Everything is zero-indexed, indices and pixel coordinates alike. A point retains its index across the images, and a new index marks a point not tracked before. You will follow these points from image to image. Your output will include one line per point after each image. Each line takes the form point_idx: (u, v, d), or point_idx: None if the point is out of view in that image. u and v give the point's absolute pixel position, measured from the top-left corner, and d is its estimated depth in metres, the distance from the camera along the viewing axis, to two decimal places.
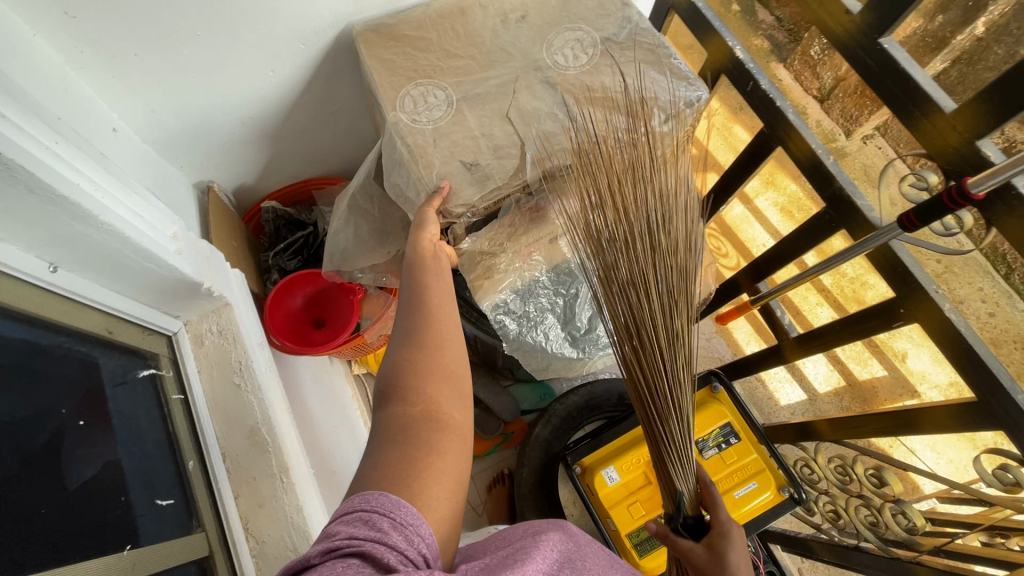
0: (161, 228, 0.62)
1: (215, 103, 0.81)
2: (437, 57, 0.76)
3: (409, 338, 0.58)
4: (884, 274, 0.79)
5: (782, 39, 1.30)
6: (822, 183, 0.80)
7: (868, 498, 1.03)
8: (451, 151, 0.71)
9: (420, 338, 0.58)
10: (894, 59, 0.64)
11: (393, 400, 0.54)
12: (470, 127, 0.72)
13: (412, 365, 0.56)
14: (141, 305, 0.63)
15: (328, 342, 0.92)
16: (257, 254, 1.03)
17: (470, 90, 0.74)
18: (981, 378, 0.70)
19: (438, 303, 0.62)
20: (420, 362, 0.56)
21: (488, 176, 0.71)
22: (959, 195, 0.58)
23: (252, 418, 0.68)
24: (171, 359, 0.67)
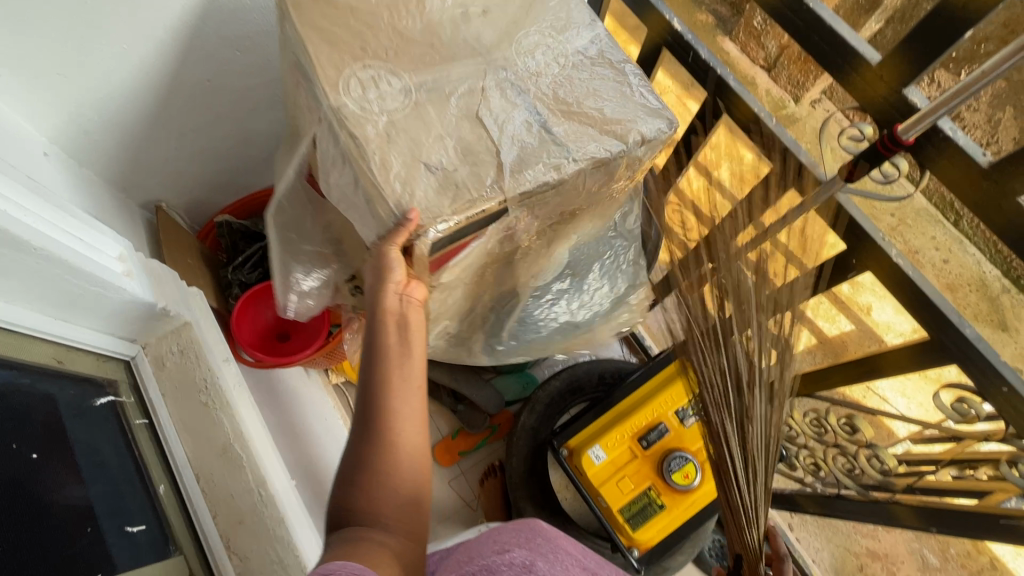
0: (103, 249, 0.59)
1: (153, 117, 0.78)
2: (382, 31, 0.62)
3: (361, 416, 0.53)
4: (834, 227, 0.81)
5: (725, 13, 1.33)
6: (768, 145, 0.83)
7: (844, 446, 1.06)
8: (409, 150, 0.57)
9: (372, 416, 0.53)
10: (820, 16, 0.65)
11: (340, 497, 0.49)
12: (432, 123, 0.58)
13: (360, 449, 0.51)
14: (92, 332, 0.61)
15: (299, 353, 0.91)
16: (216, 271, 0.99)
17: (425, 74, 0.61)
18: (933, 317, 0.73)
19: (398, 378, 0.55)
20: (368, 448, 0.51)
21: (459, 186, 0.57)
22: (890, 141, 0.60)
23: (223, 435, 0.66)
24: (130, 385, 0.66)
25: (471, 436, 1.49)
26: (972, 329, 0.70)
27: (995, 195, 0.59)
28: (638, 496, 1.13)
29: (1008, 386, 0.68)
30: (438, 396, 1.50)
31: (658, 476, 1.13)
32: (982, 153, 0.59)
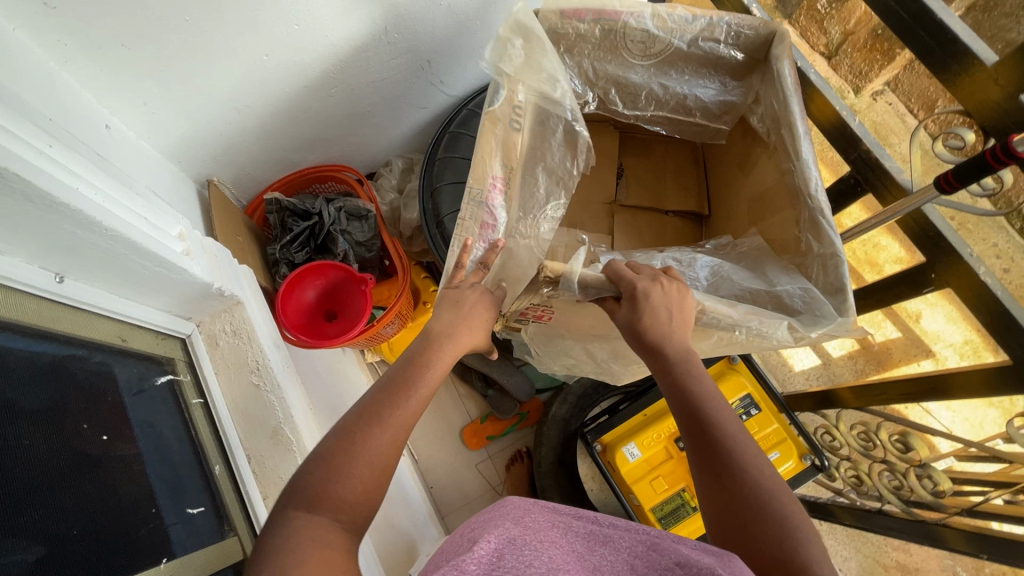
0: (166, 230, 0.60)
1: (207, 95, 0.79)
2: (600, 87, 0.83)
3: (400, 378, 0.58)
4: (913, 238, 0.75)
5: None
6: (847, 147, 0.78)
7: (892, 463, 1.01)
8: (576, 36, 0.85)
9: (377, 410, 0.54)
10: (930, 9, 0.60)
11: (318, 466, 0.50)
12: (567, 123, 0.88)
13: (350, 436, 0.52)
14: (151, 309, 0.62)
15: (343, 334, 0.91)
16: (263, 247, 1.00)
17: (654, 53, 0.77)
18: (1017, 343, 0.67)
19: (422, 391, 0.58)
20: (366, 432, 0.52)
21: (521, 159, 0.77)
22: (1003, 153, 0.55)
23: (275, 417, 0.67)
24: (187, 363, 0.66)
25: (500, 421, 1.51)
26: None
27: None
28: (671, 497, 1.11)
29: None
30: (470, 379, 1.50)
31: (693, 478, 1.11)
32: None
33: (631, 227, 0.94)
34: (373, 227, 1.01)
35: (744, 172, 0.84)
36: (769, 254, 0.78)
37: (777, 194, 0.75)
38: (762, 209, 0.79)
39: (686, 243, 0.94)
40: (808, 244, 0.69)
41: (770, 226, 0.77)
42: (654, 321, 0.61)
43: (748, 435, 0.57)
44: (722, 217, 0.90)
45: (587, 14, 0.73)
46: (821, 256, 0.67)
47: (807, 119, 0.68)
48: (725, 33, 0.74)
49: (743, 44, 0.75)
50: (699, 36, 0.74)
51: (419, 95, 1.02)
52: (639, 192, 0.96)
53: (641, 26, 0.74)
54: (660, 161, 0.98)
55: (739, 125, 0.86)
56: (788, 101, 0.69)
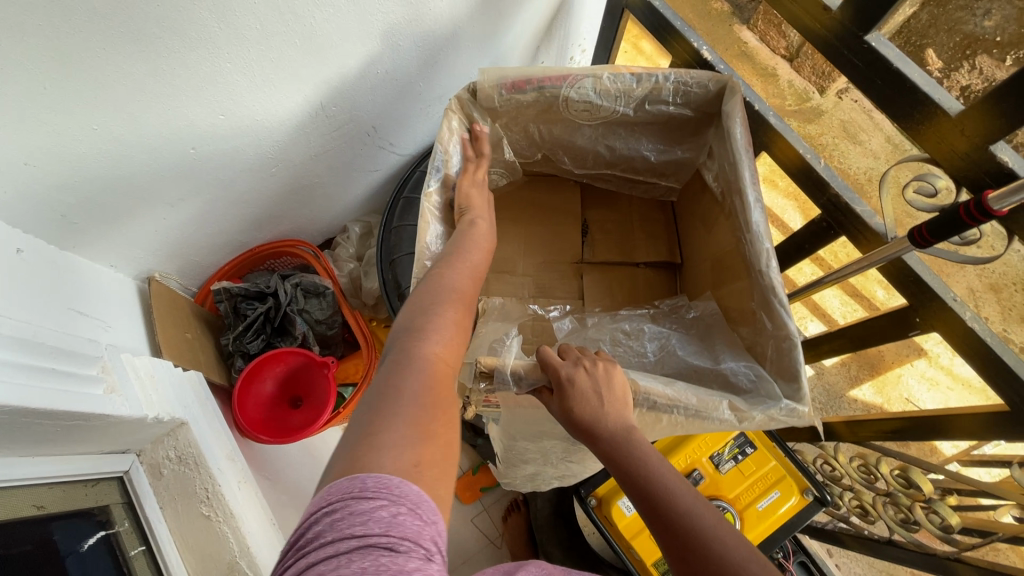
0: (83, 371, 0.55)
1: (135, 195, 0.73)
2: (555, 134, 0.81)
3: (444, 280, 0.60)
4: (894, 281, 0.71)
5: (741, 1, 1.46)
6: (815, 190, 0.74)
7: (896, 497, 0.97)
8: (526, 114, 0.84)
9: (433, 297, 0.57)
10: (885, 58, 0.57)
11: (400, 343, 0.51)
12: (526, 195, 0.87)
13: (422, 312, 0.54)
14: (77, 457, 0.56)
15: (309, 425, 0.86)
16: (216, 338, 0.94)
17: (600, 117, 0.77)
18: (1013, 389, 0.64)
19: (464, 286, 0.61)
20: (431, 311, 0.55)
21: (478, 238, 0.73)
22: (978, 210, 0.51)
23: (228, 551, 0.62)
24: (126, 505, 0.60)
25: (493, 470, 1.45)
26: None
27: None
28: None
29: None
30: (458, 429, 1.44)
31: None
32: None
33: (601, 285, 0.90)
34: (331, 304, 0.97)
35: (707, 230, 0.81)
36: (730, 323, 0.75)
37: (735, 259, 0.73)
38: (723, 273, 0.76)
39: (660, 295, 0.90)
40: (762, 319, 0.66)
41: (730, 293, 0.74)
42: (584, 407, 0.55)
43: (706, 505, 0.51)
44: (693, 270, 0.86)
45: (528, 84, 0.71)
46: (775, 337, 0.63)
47: (757, 184, 0.66)
48: (672, 90, 0.72)
49: (692, 101, 0.73)
50: (648, 95, 0.73)
51: (368, 159, 0.97)
52: (606, 247, 0.91)
53: (582, 96, 0.73)
54: (626, 211, 0.94)
55: (693, 179, 0.85)
56: (739, 165, 0.67)
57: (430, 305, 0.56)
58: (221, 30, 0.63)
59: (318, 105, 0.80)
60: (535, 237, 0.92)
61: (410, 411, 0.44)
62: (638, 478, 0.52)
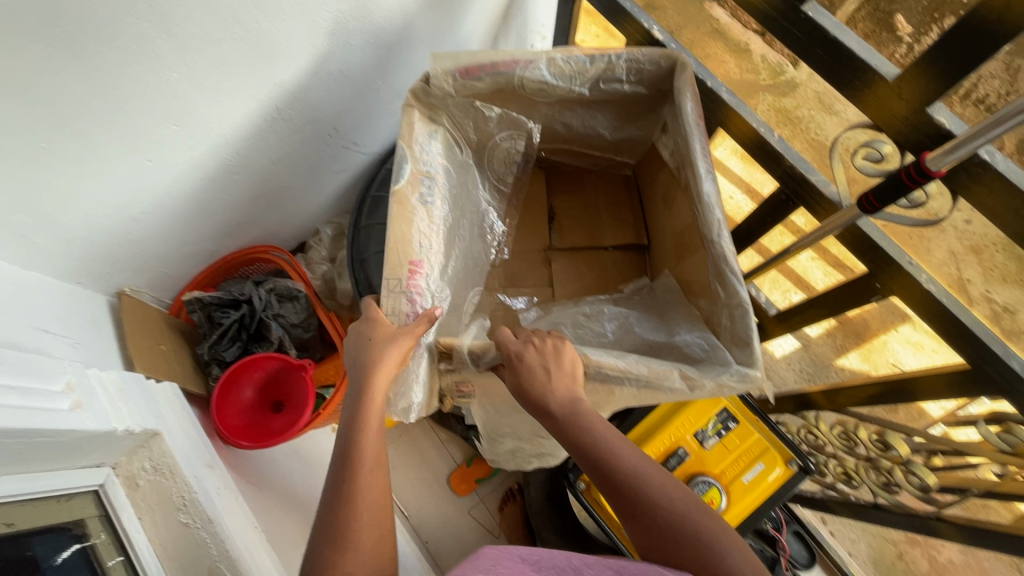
0: (49, 388, 0.56)
1: (94, 210, 0.73)
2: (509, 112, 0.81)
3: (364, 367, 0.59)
4: (852, 249, 0.72)
5: None
6: (771, 162, 0.74)
7: (876, 461, 0.99)
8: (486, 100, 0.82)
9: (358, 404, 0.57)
10: (822, 26, 0.57)
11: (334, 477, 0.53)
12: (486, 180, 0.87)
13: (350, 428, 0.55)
14: (49, 473, 0.57)
15: (289, 429, 0.87)
16: (193, 348, 0.95)
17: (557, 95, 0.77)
18: (972, 346, 0.65)
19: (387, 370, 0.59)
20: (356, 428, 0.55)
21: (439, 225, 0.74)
22: (917, 172, 0.52)
23: (208, 555, 0.63)
24: (102, 517, 0.61)
25: (486, 462, 1.47)
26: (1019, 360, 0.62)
27: None
28: None
29: None
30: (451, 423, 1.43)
31: None
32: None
33: (569, 270, 0.90)
34: (306, 307, 0.97)
35: (667, 208, 0.82)
36: (690, 297, 0.75)
37: (690, 232, 0.74)
38: (683, 249, 0.77)
39: (630, 277, 0.90)
40: (716, 292, 0.66)
41: (688, 268, 0.75)
42: (532, 381, 0.58)
43: (651, 465, 0.54)
44: (659, 249, 0.87)
45: (481, 70, 0.70)
46: (728, 306, 0.64)
47: (707, 155, 0.66)
48: (625, 68, 0.72)
49: (645, 77, 0.73)
50: (600, 75, 0.73)
51: (332, 160, 0.97)
52: (573, 232, 0.92)
53: (536, 78, 0.73)
54: (591, 194, 0.94)
55: (652, 153, 0.86)
56: (690, 139, 0.67)
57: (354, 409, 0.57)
58: (163, 41, 0.62)
59: (274, 109, 0.80)
60: (501, 226, 0.93)
61: (353, 507, 0.51)
62: (585, 444, 0.54)
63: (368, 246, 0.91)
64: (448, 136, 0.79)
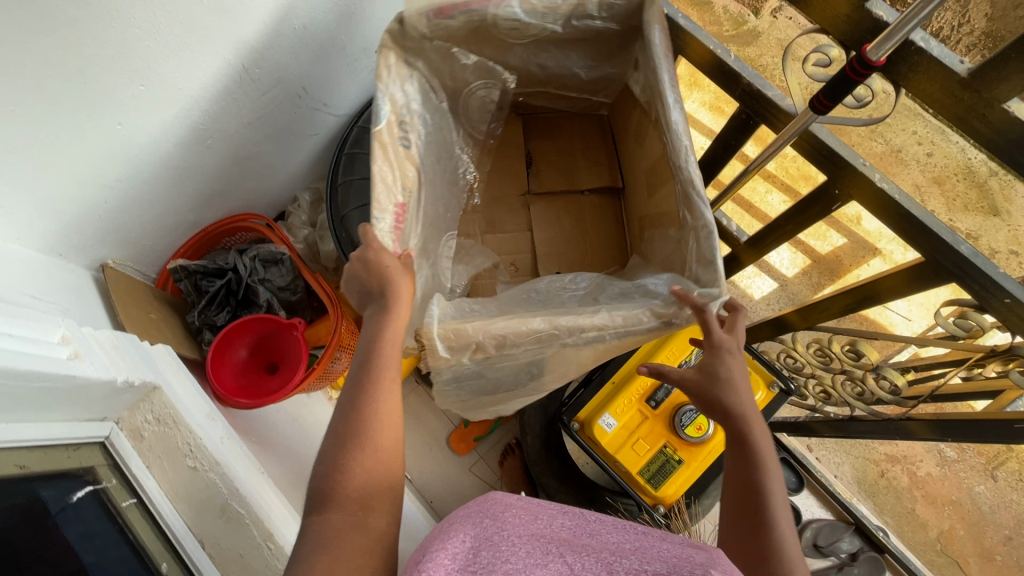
0: (47, 340, 0.58)
1: (69, 179, 0.73)
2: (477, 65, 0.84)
3: (368, 332, 0.59)
4: (811, 159, 0.76)
5: None
6: (730, 83, 0.77)
7: (850, 372, 1.04)
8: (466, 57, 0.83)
9: (357, 371, 0.57)
10: None
11: (332, 437, 0.53)
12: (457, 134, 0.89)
13: (353, 392, 0.55)
14: (57, 423, 0.59)
15: (286, 385, 0.89)
16: (183, 318, 0.96)
17: (523, 40, 0.80)
18: (925, 239, 0.69)
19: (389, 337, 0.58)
20: (360, 390, 0.55)
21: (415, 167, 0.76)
22: (860, 66, 0.56)
23: (219, 494, 0.65)
24: (111, 466, 0.64)
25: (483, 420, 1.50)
26: (967, 246, 0.67)
27: (977, 106, 0.54)
28: (655, 455, 1.12)
29: (1011, 298, 0.64)
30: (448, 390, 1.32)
31: (671, 432, 1.12)
32: (959, 61, 0.53)
33: (547, 214, 0.93)
34: (291, 269, 0.98)
35: (640, 143, 0.85)
36: (661, 229, 0.79)
37: (662, 165, 0.77)
38: (657, 182, 0.79)
39: (607, 218, 0.94)
40: (687, 219, 0.69)
41: (661, 201, 0.78)
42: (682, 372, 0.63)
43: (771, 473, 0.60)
44: (632, 186, 0.90)
45: (454, 9, 0.72)
46: (695, 229, 0.66)
47: (675, 86, 0.69)
48: (597, 4, 0.75)
49: (617, 14, 0.76)
50: (571, 12, 0.76)
51: (304, 122, 0.98)
52: (551, 179, 0.94)
53: (509, 16, 0.75)
54: (568, 139, 0.97)
55: (623, 95, 0.89)
56: (659, 69, 0.70)
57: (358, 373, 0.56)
58: None
59: (240, 68, 0.81)
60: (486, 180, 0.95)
61: (357, 452, 0.52)
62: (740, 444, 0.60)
63: (347, 203, 0.93)
64: (426, 82, 0.80)
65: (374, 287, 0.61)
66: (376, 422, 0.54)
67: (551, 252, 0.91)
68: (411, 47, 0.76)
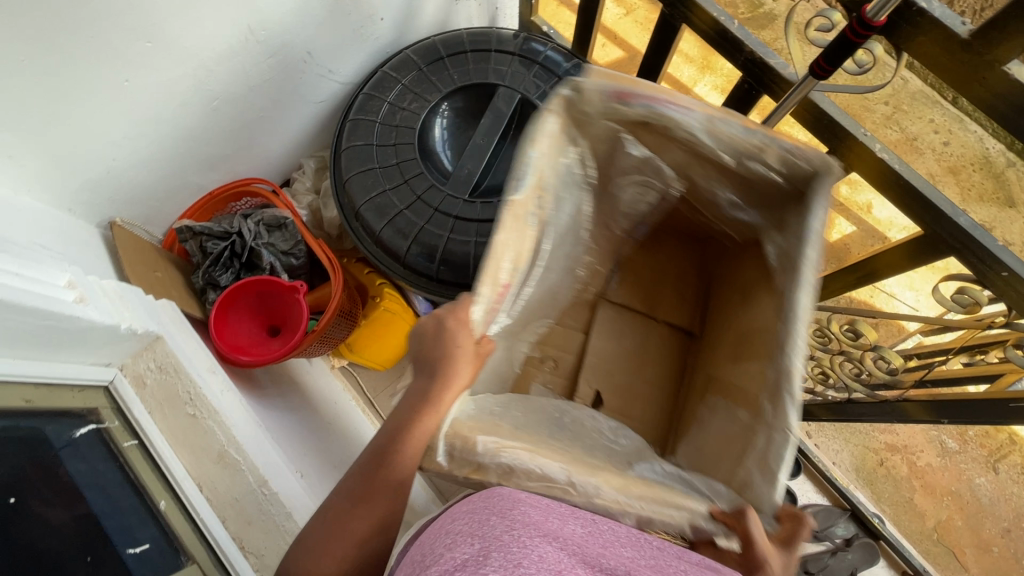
0: (53, 282, 0.59)
1: (76, 134, 0.75)
2: (617, 146, 0.74)
3: (400, 415, 0.54)
4: (812, 129, 0.75)
5: None
6: (733, 51, 0.76)
7: (849, 352, 1.03)
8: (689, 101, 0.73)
9: (376, 452, 0.53)
10: None
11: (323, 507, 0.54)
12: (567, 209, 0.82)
13: (362, 472, 0.53)
14: (61, 362, 0.61)
15: (286, 346, 0.91)
16: (188, 278, 0.98)
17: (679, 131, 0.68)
18: (925, 211, 0.68)
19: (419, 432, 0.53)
20: (370, 474, 0.53)
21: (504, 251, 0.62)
22: (860, 27, 0.55)
23: (217, 442, 0.67)
24: (114, 409, 0.66)
25: None
26: (967, 218, 0.66)
27: (979, 67, 0.53)
28: None
29: (1008, 272, 0.64)
30: None
31: None
32: (961, 23, 0.53)
33: (610, 328, 0.92)
34: (294, 234, 1.00)
35: (743, 302, 0.78)
36: (729, 402, 0.72)
37: (759, 338, 0.69)
38: (745, 349, 0.73)
39: (670, 356, 0.91)
40: (762, 409, 0.61)
41: (740, 372, 0.72)
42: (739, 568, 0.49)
43: None
44: (710, 341, 0.86)
45: (636, 98, 0.62)
46: (770, 430, 0.57)
47: (820, 269, 0.56)
48: (778, 158, 0.61)
49: (796, 173, 0.62)
50: (746, 156, 0.63)
51: (307, 89, 0.99)
52: (634, 291, 0.93)
53: (685, 126, 0.64)
54: (665, 264, 0.94)
55: (755, 246, 0.78)
56: (814, 212, 0.59)
57: (374, 456, 0.53)
58: None
59: (245, 29, 0.82)
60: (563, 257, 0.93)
61: (337, 541, 0.52)
62: None
63: (351, 169, 0.93)
64: (569, 148, 0.71)
65: (429, 370, 0.56)
66: (371, 504, 0.52)
67: (604, 377, 0.89)
68: (582, 116, 0.68)
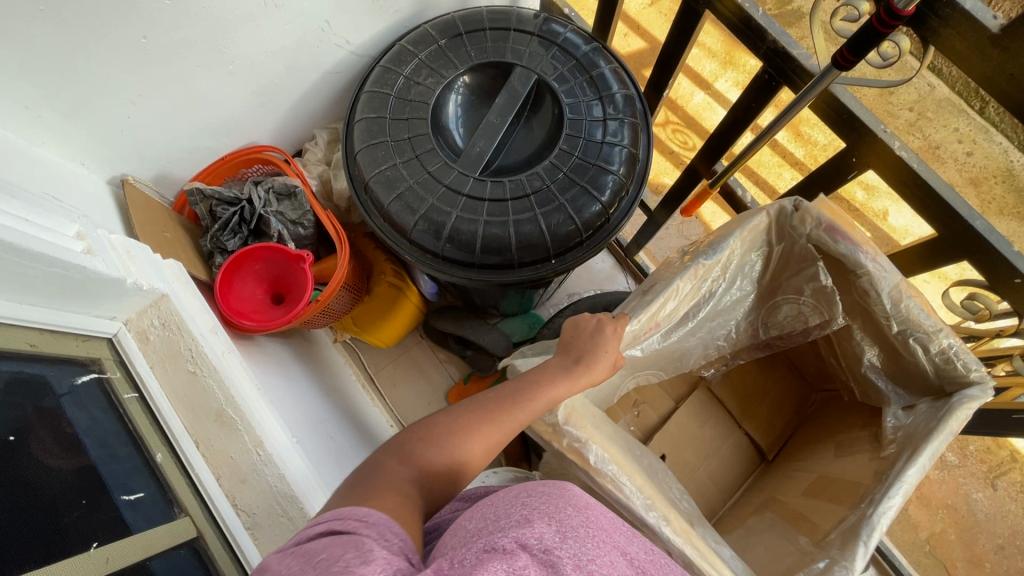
0: (62, 232, 0.60)
1: (93, 89, 0.75)
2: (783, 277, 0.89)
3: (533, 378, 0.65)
4: (830, 124, 0.74)
5: None
6: (756, 40, 0.75)
7: None
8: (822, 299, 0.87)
9: (502, 396, 0.63)
10: None
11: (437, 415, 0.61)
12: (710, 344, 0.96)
13: (480, 403, 0.62)
14: (65, 311, 0.62)
15: (289, 314, 0.91)
16: (197, 240, 0.99)
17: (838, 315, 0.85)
18: (941, 213, 0.67)
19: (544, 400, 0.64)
20: (489, 410, 0.61)
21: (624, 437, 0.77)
22: (888, 16, 0.54)
23: (215, 401, 0.68)
24: (117, 361, 0.67)
25: None
26: (983, 222, 0.64)
27: (1007, 65, 0.52)
28: None
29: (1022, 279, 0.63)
30: (445, 343, 1.27)
31: None
32: (992, 17, 0.51)
33: (699, 410, 1.03)
34: (303, 204, 1.00)
35: (835, 454, 0.87)
36: (796, 525, 0.81)
37: (844, 486, 0.79)
38: (825, 489, 0.82)
39: (744, 459, 1.02)
40: (829, 543, 0.71)
41: (850, 469, 0.81)
42: None
43: None
44: (789, 459, 0.96)
45: (842, 238, 0.75)
46: (849, 563, 0.65)
47: (936, 459, 0.68)
48: (939, 354, 0.74)
49: (945, 368, 0.74)
50: (913, 331, 0.75)
51: (324, 59, 0.98)
52: (739, 386, 1.04)
53: (869, 288, 0.76)
54: (774, 382, 1.05)
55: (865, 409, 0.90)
56: (935, 432, 0.69)
57: (497, 397, 0.62)
58: None
59: None
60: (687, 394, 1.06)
61: (441, 447, 0.57)
62: None
63: (361, 142, 0.93)
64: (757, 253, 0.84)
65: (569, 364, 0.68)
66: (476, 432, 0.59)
67: (674, 440, 1.00)
68: (785, 229, 0.81)
